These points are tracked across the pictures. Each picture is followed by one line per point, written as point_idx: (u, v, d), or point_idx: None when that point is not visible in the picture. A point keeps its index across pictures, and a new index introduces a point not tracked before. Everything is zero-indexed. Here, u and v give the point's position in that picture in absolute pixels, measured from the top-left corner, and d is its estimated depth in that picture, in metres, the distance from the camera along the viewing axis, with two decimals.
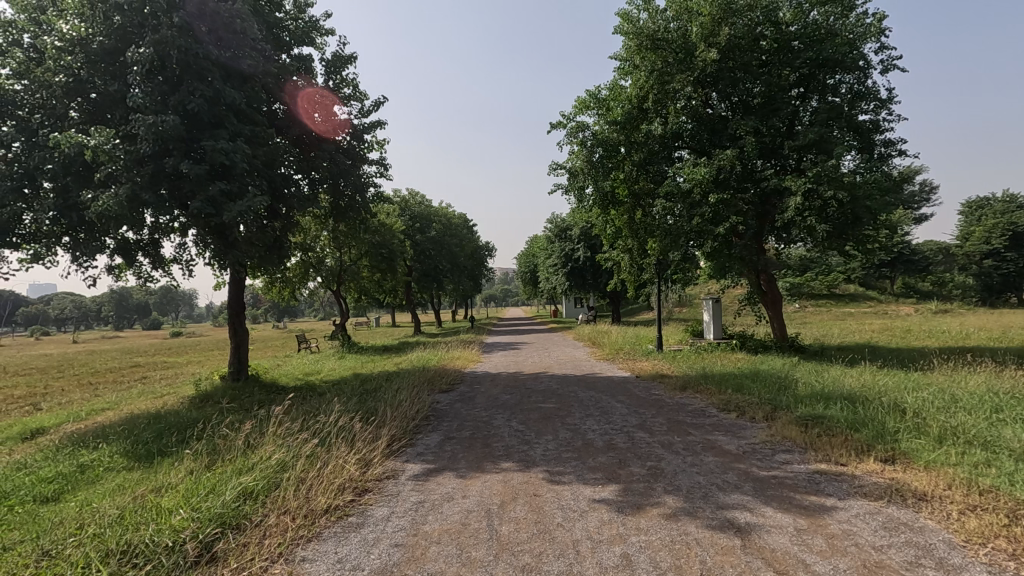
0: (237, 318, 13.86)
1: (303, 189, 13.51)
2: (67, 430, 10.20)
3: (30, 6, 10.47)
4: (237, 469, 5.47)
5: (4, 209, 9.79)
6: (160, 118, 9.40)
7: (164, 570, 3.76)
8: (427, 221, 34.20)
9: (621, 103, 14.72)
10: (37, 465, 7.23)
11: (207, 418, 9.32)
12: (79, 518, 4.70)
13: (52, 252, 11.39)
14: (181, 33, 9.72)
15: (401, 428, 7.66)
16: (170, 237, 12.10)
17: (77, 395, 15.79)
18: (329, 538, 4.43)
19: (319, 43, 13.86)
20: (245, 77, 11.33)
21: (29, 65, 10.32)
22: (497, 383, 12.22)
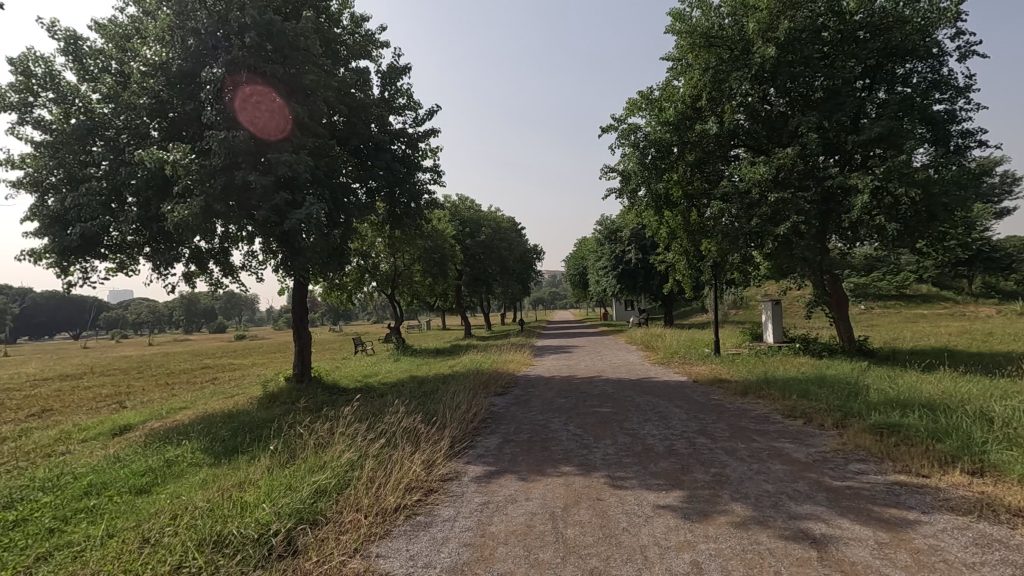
0: (300, 322, 14.45)
1: (361, 198, 14.03)
2: (150, 427, 10.92)
3: (118, 35, 11.36)
4: (311, 467, 5.73)
5: (95, 223, 10.63)
6: (231, 134, 9.99)
7: (251, 561, 4.02)
8: (476, 226, 34.61)
9: (674, 104, 14.47)
10: (129, 459, 7.82)
11: (276, 418, 9.81)
12: (171, 510, 5.06)
13: (135, 262, 12.25)
14: (251, 54, 10.29)
15: (462, 430, 7.82)
16: (239, 245, 12.79)
17: (157, 394, 16.91)
18: (399, 536, 4.59)
19: (375, 56, 14.37)
20: (307, 91, 11.83)
21: (117, 89, 11.12)
22: (551, 386, 12.26)
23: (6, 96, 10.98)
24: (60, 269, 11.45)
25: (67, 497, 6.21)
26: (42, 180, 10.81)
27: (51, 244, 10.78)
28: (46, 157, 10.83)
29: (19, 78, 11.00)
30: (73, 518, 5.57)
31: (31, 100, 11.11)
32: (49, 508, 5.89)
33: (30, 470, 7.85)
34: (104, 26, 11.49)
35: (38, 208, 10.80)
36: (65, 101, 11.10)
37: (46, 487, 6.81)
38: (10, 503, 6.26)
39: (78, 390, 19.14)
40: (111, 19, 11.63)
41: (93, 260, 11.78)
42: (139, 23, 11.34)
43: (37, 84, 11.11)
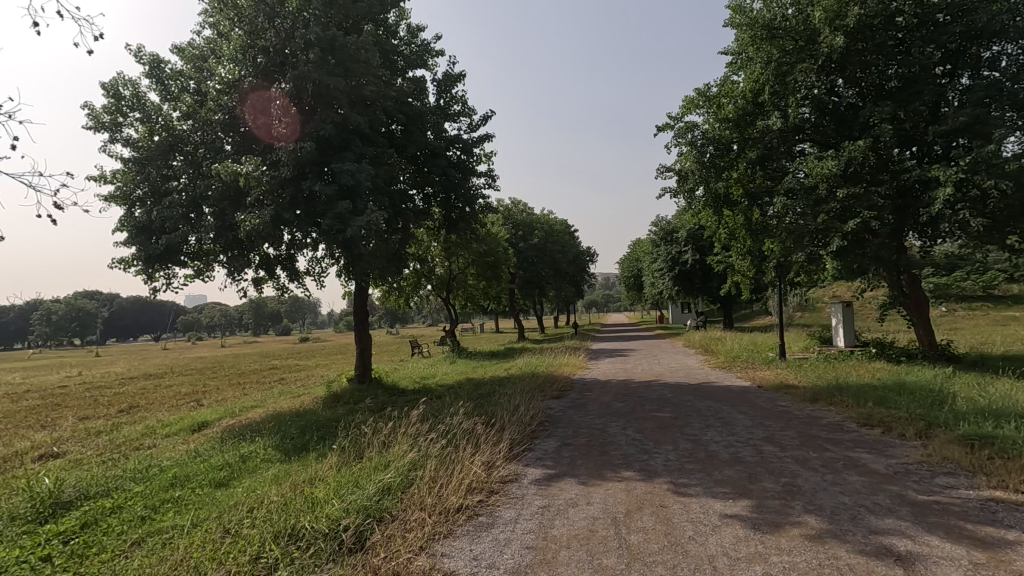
0: (360, 325, 14.93)
1: (418, 204, 14.38)
2: (225, 425, 11.57)
3: (195, 57, 12.15)
4: (376, 466, 5.90)
5: (177, 232, 11.41)
6: (298, 146, 10.50)
7: (324, 554, 4.18)
8: (529, 229, 34.86)
9: (734, 100, 14.11)
10: (208, 454, 8.33)
11: (340, 417, 10.18)
12: (249, 503, 5.34)
13: (211, 269, 13.03)
14: (315, 68, 10.76)
15: (520, 432, 7.85)
16: (304, 251, 13.37)
17: (231, 394, 17.90)
18: (462, 536, 4.67)
19: (431, 64, 14.70)
20: (367, 102, 12.23)
21: (195, 107, 11.89)
22: (608, 390, 12.10)
23: (99, 117, 11.97)
24: (146, 275, 12.35)
25: (155, 487, 6.68)
26: (130, 193, 11.71)
27: (139, 252, 11.65)
28: (133, 172, 11.71)
29: (111, 101, 11.97)
30: (162, 507, 5.99)
31: (121, 120, 12.07)
32: (140, 497, 6.35)
33: (123, 461, 8.50)
34: (183, 49, 12.34)
35: (127, 219, 11.69)
36: (150, 119, 11.95)
37: (137, 477, 7.35)
38: (108, 492, 6.80)
39: (161, 388, 20.54)
40: (189, 42, 12.48)
41: (174, 268, 12.61)
42: (214, 44, 12.09)
43: (126, 105, 12.04)
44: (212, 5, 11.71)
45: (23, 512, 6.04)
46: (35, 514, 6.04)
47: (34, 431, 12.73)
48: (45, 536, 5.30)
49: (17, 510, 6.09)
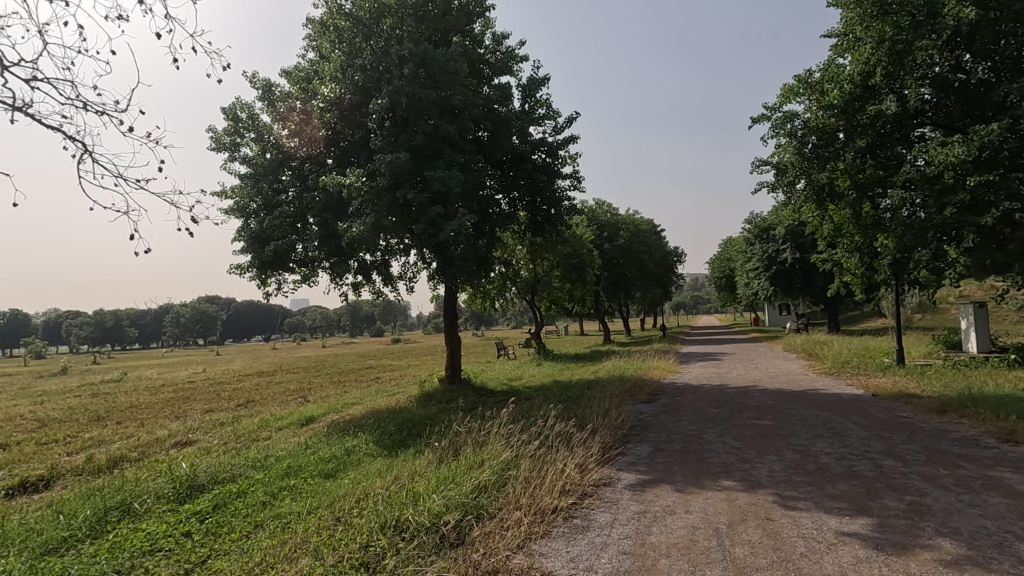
0: (451, 327, 15.38)
1: (505, 208, 14.62)
2: (330, 420, 12.39)
3: (300, 78, 13.11)
4: (471, 463, 6.07)
5: (286, 241, 12.41)
6: (394, 157, 11.07)
7: (427, 547, 4.37)
8: (614, 230, 34.37)
9: (840, 85, 13.01)
10: (317, 447, 8.97)
11: (433, 416, 10.54)
12: (355, 494, 5.68)
13: (316, 274, 14.01)
14: (407, 82, 11.32)
15: (612, 436, 7.75)
16: (399, 257, 14.03)
17: (332, 391, 19.11)
18: (558, 537, 4.69)
19: (516, 70, 14.86)
20: (456, 111, 12.60)
21: (301, 125, 12.75)
22: (701, 395, 11.62)
23: (221, 138, 13.29)
24: (260, 281, 13.53)
25: (272, 475, 7.30)
26: (247, 207, 12.89)
27: (254, 260, 12.79)
28: (249, 187, 12.85)
29: (230, 123, 13.24)
30: (279, 494, 6.53)
31: (238, 140, 13.33)
32: (261, 484, 6.96)
33: (244, 451, 9.34)
34: (290, 72, 13.39)
35: (244, 230, 12.86)
36: (263, 138, 13.07)
37: (257, 466, 8.07)
38: (233, 477, 7.52)
39: (271, 385, 22.33)
40: (296, 65, 13.52)
41: (284, 274, 13.69)
42: (317, 66, 13.01)
43: (243, 126, 13.26)
44: (316, 30, 12.65)
45: (167, 491, 6.83)
46: (176, 494, 6.81)
47: (170, 421, 14.33)
48: (185, 514, 5.96)
49: (162, 489, 6.90)
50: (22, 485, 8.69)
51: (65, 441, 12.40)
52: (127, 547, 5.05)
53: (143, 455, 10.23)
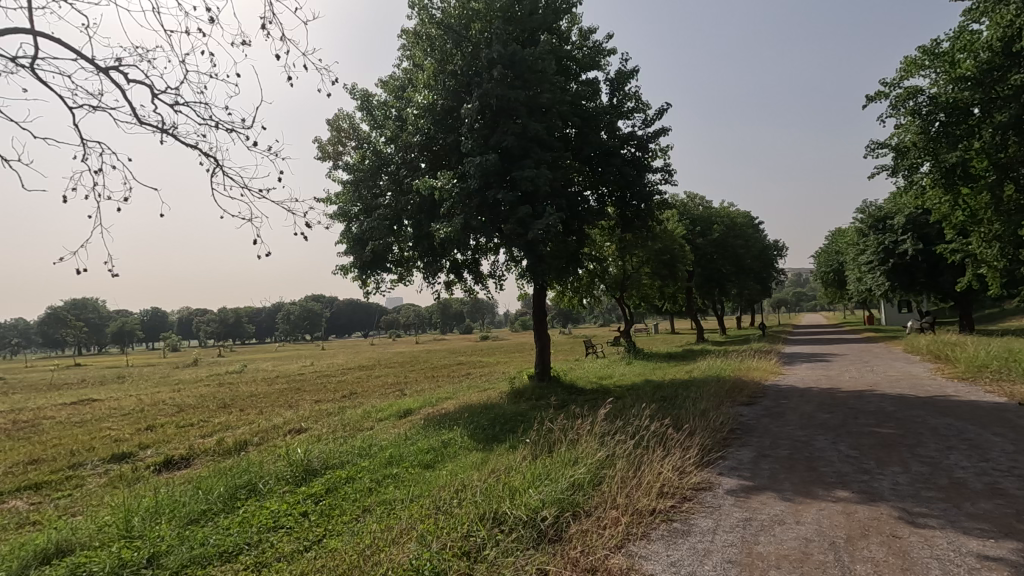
0: (540, 325, 15.45)
1: (593, 204, 14.46)
2: (426, 413, 12.91)
3: (395, 87, 13.75)
4: (565, 461, 6.06)
5: (384, 243, 13.09)
6: (483, 158, 11.32)
7: (525, 541, 4.44)
8: (708, 224, 32.87)
9: (975, 54, 11.55)
10: (416, 438, 9.40)
11: (524, 413, 10.65)
12: (454, 485, 5.88)
13: (411, 274, 14.65)
14: (497, 84, 11.67)
15: (711, 439, 7.42)
16: (488, 256, 14.33)
17: (427, 385, 19.89)
18: (658, 539, 4.59)
19: (603, 65, 14.63)
20: (544, 109, 12.60)
21: (397, 131, 13.36)
22: (809, 399, 10.82)
23: (326, 148, 14.29)
24: (360, 280, 14.36)
25: (377, 463, 7.74)
26: (349, 211, 13.75)
27: (355, 261, 13.61)
28: (351, 192, 13.70)
29: (333, 134, 14.19)
30: (384, 481, 6.91)
31: (340, 149, 14.26)
32: (367, 471, 7.42)
33: (350, 440, 9.98)
34: (386, 82, 14.08)
35: (347, 233, 13.73)
36: (363, 146, 13.88)
37: (363, 454, 8.61)
38: (342, 464, 8.06)
39: (371, 379, 23.66)
40: (391, 75, 14.19)
41: (382, 274, 14.45)
42: (411, 74, 13.58)
43: (345, 136, 14.15)
44: (410, 40, 13.19)
45: (286, 474, 7.47)
46: (293, 477, 7.43)
47: (284, 410, 15.61)
48: (302, 496, 6.47)
49: (282, 472, 7.54)
50: (168, 462, 9.88)
51: (199, 424, 13.92)
52: (255, 522, 5.59)
53: (263, 440, 11.24)
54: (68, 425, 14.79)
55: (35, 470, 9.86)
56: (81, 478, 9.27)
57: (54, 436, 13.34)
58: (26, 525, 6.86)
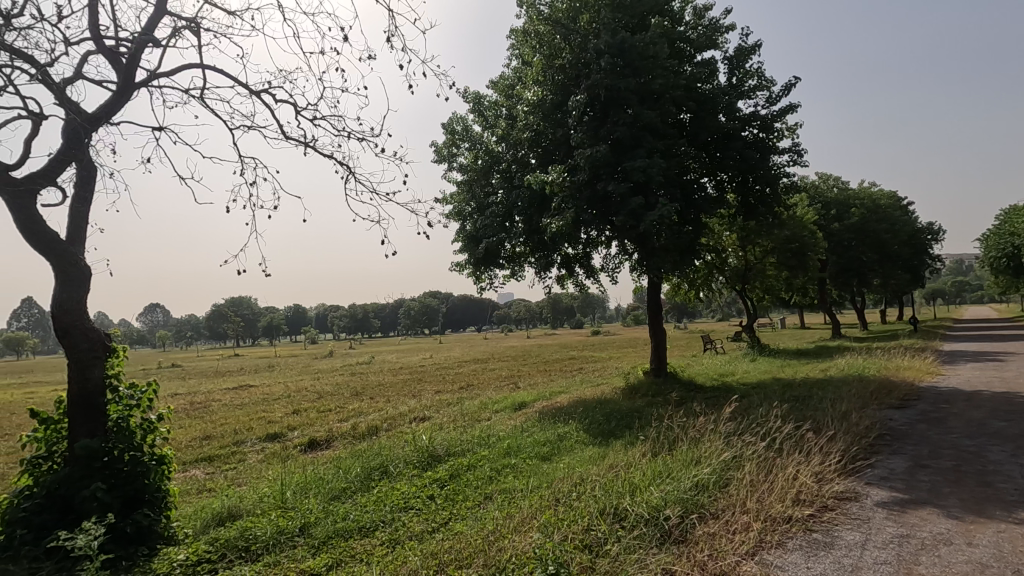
0: (655, 319, 14.95)
1: (711, 192, 13.67)
2: (540, 406, 13.08)
3: (505, 86, 14.00)
4: (687, 460, 5.81)
5: (496, 239, 13.42)
6: (593, 150, 11.19)
7: (647, 539, 4.33)
8: (844, 207, 29.75)
9: None
10: (532, 430, 9.56)
11: (640, 409, 10.41)
12: (572, 479, 5.90)
13: (523, 269, 14.87)
14: (606, 74, 11.46)
15: (855, 444, 6.72)
16: (599, 249, 14.14)
17: (540, 379, 20.14)
18: (796, 549, 4.25)
19: (721, 43, 13.75)
20: (656, 96, 12.12)
21: (507, 129, 13.63)
22: (978, 404, 9.38)
23: (441, 151, 14.96)
24: (475, 277, 14.88)
25: (496, 453, 7.98)
26: (463, 210, 14.27)
27: (470, 258, 14.11)
28: (465, 192, 14.22)
29: (448, 136, 14.80)
30: (503, 470, 7.13)
31: (455, 151, 14.85)
32: (487, 460, 7.70)
33: (470, 429, 10.41)
34: (497, 82, 14.38)
35: (461, 231, 14.27)
36: (475, 146, 14.32)
37: (482, 443, 8.95)
38: (464, 452, 8.42)
39: (486, 372, 24.44)
40: (501, 75, 14.47)
41: (495, 270, 14.82)
42: (520, 72, 13.74)
43: (459, 138, 14.71)
44: (518, 39, 13.32)
45: (413, 458, 7.98)
46: (419, 461, 7.92)
47: (408, 399, 16.69)
48: (428, 480, 6.87)
49: (409, 457, 8.06)
50: (312, 443, 11.00)
51: (336, 410, 15.33)
52: (388, 502, 6.05)
53: (391, 426, 12.09)
54: (232, 407, 17.02)
55: (208, 445, 11.47)
56: (243, 453, 10.62)
57: (222, 416, 15.42)
58: (204, 491, 8.00)
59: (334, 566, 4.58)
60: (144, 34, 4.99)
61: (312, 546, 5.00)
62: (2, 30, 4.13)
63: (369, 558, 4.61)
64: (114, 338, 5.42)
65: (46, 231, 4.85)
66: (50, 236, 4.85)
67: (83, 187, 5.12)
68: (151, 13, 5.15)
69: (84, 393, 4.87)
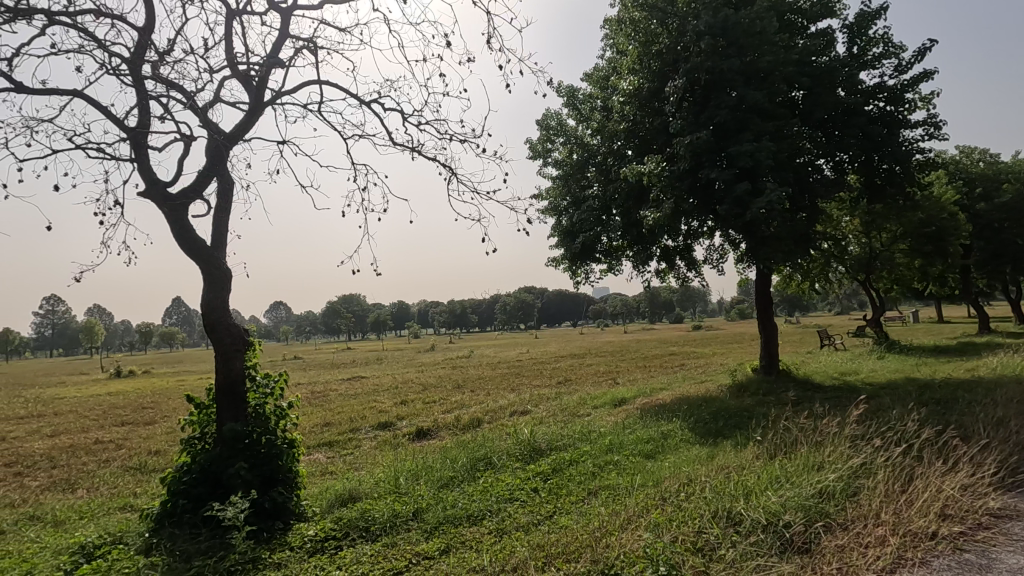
0: (764, 314, 14.01)
1: (829, 175, 12.53)
2: (640, 403, 12.78)
3: (600, 78, 13.77)
4: (808, 465, 5.40)
5: (592, 233, 13.27)
6: (695, 136, 10.69)
7: (767, 546, 4.09)
8: (993, 183, 26.03)
9: None
10: (634, 427, 9.37)
11: (750, 408, 9.83)
12: (680, 478, 5.71)
13: (621, 263, 14.57)
14: (708, 56, 10.88)
15: (1014, 455, 5.87)
16: (702, 240, 13.51)
17: (639, 375, 19.68)
18: (944, 570, 3.80)
19: (839, 10, 12.53)
20: (764, 75, 11.32)
21: (602, 121, 13.40)
22: None
23: (537, 147, 15.04)
24: (571, 272, 14.82)
25: (598, 449, 7.93)
26: (559, 205, 14.22)
27: (566, 253, 14.06)
28: (561, 187, 14.19)
29: (543, 132, 14.83)
30: (606, 467, 7.06)
31: (549, 147, 14.85)
32: (589, 455, 7.66)
33: (571, 424, 10.43)
34: (591, 74, 14.17)
35: (557, 226, 14.27)
36: (570, 140, 14.23)
37: (583, 438, 8.93)
38: (566, 446, 8.45)
39: (583, 367, 24.28)
40: (596, 66, 14.23)
41: (592, 265, 14.66)
42: (614, 62, 13.44)
43: (553, 133, 14.69)
44: (613, 28, 13.02)
45: (516, 451, 8.14)
46: (522, 453, 8.07)
47: (508, 392, 17.05)
48: (531, 473, 6.98)
49: (512, 449, 8.24)
50: (420, 432, 11.58)
51: (440, 401, 16.04)
52: (494, 492, 6.22)
53: (493, 419, 12.42)
54: (347, 396, 18.38)
55: (329, 431, 12.48)
56: (358, 440, 11.44)
57: (339, 404, 16.70)
58: (327, 474, 8.73)
59: (446, 550, 4.79)
60: (271, 57, 5.50)
61: (425, 531, 5.27)
62: (159, 65, 4.75)
63: (478, 546, 4.78)
64: (250, 333, 6.04)
65: (196, 239, 5.52)
66: (199, 244, 5.51)
67: (224, 199, 5.75)
68: (275, 39, 5.66)
69: (228, 381, 5.48)
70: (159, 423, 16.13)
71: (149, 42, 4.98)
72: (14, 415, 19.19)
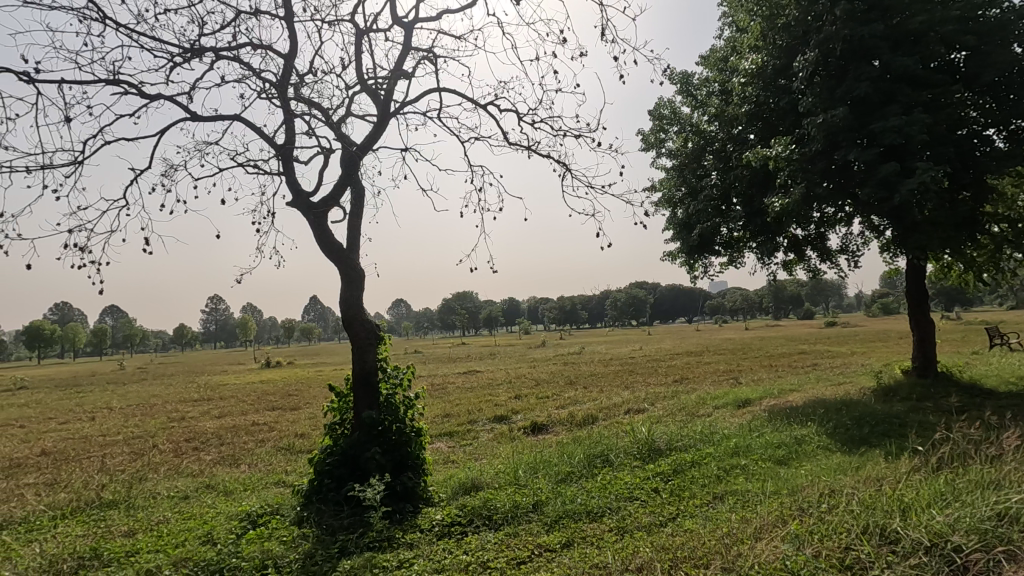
0: (917, 308, 12.38)
1: (1001, 147, 10.70)
2: (767, 404, 11.92)
3: (718, 60, 12.99)
4: (982, 483, 4.69)
5: (711, 225, 12.58)
6: (829, 114, 9.72)
7: (931, 569, 3.63)
8: None
9: None
10: (762, 430, 8.76)
11: (901, 414, 8.77)
12: (818, 488, 5.26)
13: (743, 255, 13.67)
14: (844, 24, 9.83)
15: None
16: (838, 228, 12.23)
17: (766, 375, 18.34)
18: None
19: None
20: (915, 37, 9.97)
21: (721, 106, 12.65)
22: None
23: (649, 137, 14.55)
24: (688, 265, 14.16)
25: (722, 452, 7.51)
26: (673, 196, 13.63)
27: (682, 246, 13.47)
28: (675, 177, 13.61)
29: (656, 122, 14.31)
30: (732, 471, 6.68)
31: (662, 136, 14.30)
32: (714, 457, 7.29)
33: (690, 424, 9.99)
34: (708, 56, 13.42)
35: (673, 219, 13.72)
36: (684, 128, 13.60)
37: (704, 439, 8.53)
38: (687, 447, 8.11)
39: (701, 365, 23.13)
40: (713, 48, 13.46)
41: (710, 258, 13.89)
42: (734, 40, 12.63)
43: (666, 122, 14.13)
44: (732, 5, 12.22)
45: (634, 450, 7.97)
46: (640, 452, 7.89)
47: (622, 390, 16.75)
48: (651, 473, 6.80)
49: (630, 447, 8.07)
50: (535, 427, 11.76)
51: (554, 397, 16.15)
52: (613, 489, 6.15)
53: (608, 416, 12.28)
54: (464, 390, 19.16)
55: (449, 421, 13.11)
56: (476, 431, 11.88)
57: (457, 397, 17.48)
58: (450, 462, 9.17)
59: (568, 544, 4.84)
60: (396, 70, 5.89)
61: (546, 523, 5.35)
62: (301, 87, 5.31)
63: (600, 542, 4.76)
64: (381, 329, 6.51)
65: (334, 242, 6.06)
66: (337, 246, 6.05)
67: (357, 204, 6.25)
68: (399, 52, 6.04)
69: (363, 373, 5.96)
70: (302, 409, 17.97)
71: (292, 67, 5.58)
72: (191, 398, 22.52)
